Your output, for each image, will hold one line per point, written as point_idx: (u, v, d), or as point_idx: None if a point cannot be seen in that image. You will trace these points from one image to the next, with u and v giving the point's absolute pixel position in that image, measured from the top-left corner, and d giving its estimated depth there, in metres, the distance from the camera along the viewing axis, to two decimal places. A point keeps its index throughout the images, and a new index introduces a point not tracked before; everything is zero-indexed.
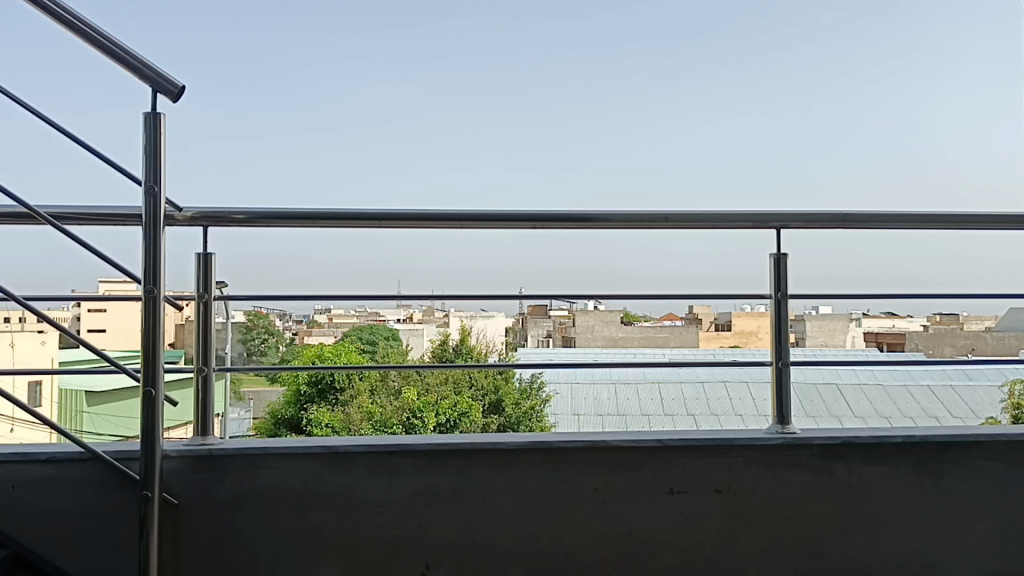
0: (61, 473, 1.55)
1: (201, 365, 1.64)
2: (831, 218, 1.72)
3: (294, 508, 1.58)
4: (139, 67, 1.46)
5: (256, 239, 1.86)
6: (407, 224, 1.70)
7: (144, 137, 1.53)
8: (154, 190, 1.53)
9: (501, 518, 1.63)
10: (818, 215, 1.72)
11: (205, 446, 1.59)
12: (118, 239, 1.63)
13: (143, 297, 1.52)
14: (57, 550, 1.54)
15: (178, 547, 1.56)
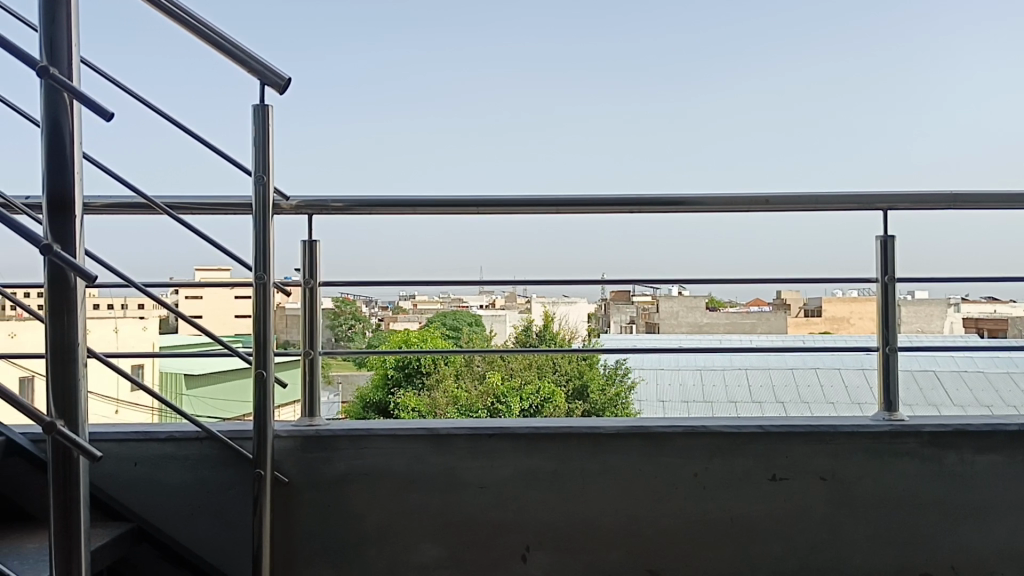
0: (180, 451, 1.63)
1: (309, 348, 1.72)
2: (941, 199, 1.67)
3: (398, 488, 1.63)
4: (248, 60, 1.49)
5: (354, 227, 1.90)
6: (505, 210, 1.72)
7: (254, 129, 1.59)
8: (263, 178, 1.59)
9: (600, 502, 1.64)
10: (928, 197, 1.66)
11: (313, 427, 1.64)
12: (228, 227, 1.70)
13: (255, 285, 1.58)
14: (177, 524, 1.62)
15: (290, 523, 1.62)
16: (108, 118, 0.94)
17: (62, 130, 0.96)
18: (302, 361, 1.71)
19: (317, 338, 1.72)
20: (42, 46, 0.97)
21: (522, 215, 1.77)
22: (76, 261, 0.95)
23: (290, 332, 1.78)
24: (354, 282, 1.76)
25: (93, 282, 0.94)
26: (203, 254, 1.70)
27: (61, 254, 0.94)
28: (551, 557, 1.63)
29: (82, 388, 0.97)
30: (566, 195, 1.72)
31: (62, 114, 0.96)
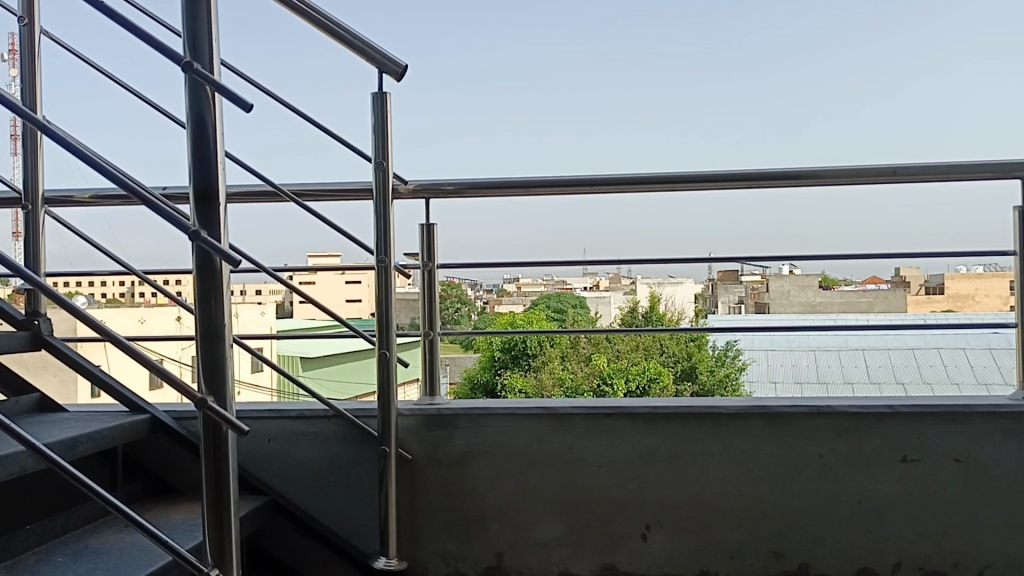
0: (309, 428, 1.70)
1: (428, 329, 1.76)
2: None
3: (518, 466, 1.65)
4: (366, 50, 1.52)
5: (468, 210, 1.93)
6: (621, 188, 1.72)
7: (373, 115, 1.62)
8: (383, 165, 1.63)
9: (721, 482, 1.62)
10: None
11: (434, 406, 1.68)
12: (349, 212, 1.76)
13: (377, 268, 1.62)
14: (308, 498, 1.70)
15: (414, 499, 1.67)
16: (248, 110, 0.99)
17: (205, 123, 1.01)
18: (423, 342, 1.75)
19: (435, 319, 1.76)
20: (186, 43, 1.02)
21: (637, 194, 1.76)
22: (221, 247, 1.00)
23: (410, 315, 1.83)
24: (470, 263, 1.80)
25: (237, 267, 0.99)
26: (326, 239, 1.77)
27: (207, 240, 0.99)
28: (671, 536, 1.63)
29: (230, 367, 1.02)
30: (682, 171, 1.71)
31: (205, 107, 1.01)
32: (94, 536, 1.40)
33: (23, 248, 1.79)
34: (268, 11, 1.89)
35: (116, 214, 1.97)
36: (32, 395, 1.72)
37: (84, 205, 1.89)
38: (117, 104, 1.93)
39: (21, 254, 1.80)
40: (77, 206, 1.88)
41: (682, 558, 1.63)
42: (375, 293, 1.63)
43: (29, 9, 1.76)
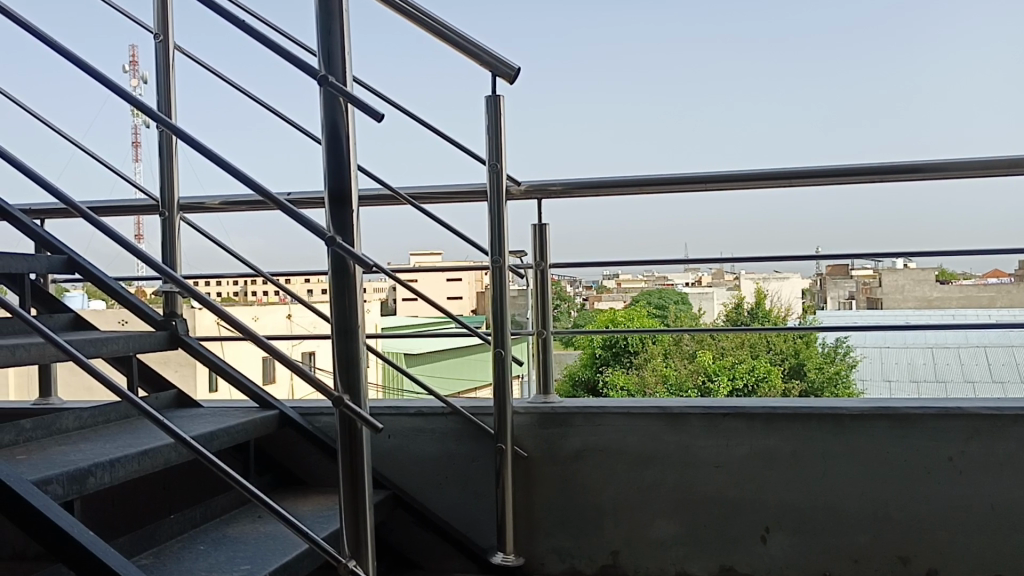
0: (427, 424, 1.75)
1: (540, 328, 1.78)
2: None
3: (634, 465, 1.66)
4: (480, 54, 1.54)
5: (577, 210, 1.94)
6: (735, 185, 1.70)
7: (487, 117, 1.65)
8: (497, 167, 1.65)
9: (844, 484, 1.59)
10: None
11: (549, 404, 1.70)
12: (464, 213, 1.81)
13: (491, 268, 1.65)
14: (427, 493, 1.75)
15: (531, 495, 1.70)
16: (380, 119, 1.04)
17: (338, 130, 1.06)
18: (535, 341, 1.78)
19: (548, 318, 1.78)
20: (320, 55, 1.07)
21: (751, 190, 1.73)
22: (354, 251, 1.04)
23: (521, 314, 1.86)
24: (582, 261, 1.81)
25: (371, 270, 1.04)
26: (441, 241, 1.81)
27: (342, 244, 1.04)
28: (793, 538, 1.60)
29: (362, 366, 1.07)
30: (799, 166, 1.68)
31: (339, 114, 1.05)
32: (232, 525, 1.48)
33: (160, 252, 1.91)
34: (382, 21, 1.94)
35: (242, 218, 2.07)
36: (170, 391, 1.83)
37: (215, 210, 1.98)
38: (242, 114, 2.03)
39: (160, 257, 1.92)
40: (208, 211, 1.98)
41: (804, 561, 1.60)
42: (489, 292, 1.66)
43: (164, 27, 1.87)
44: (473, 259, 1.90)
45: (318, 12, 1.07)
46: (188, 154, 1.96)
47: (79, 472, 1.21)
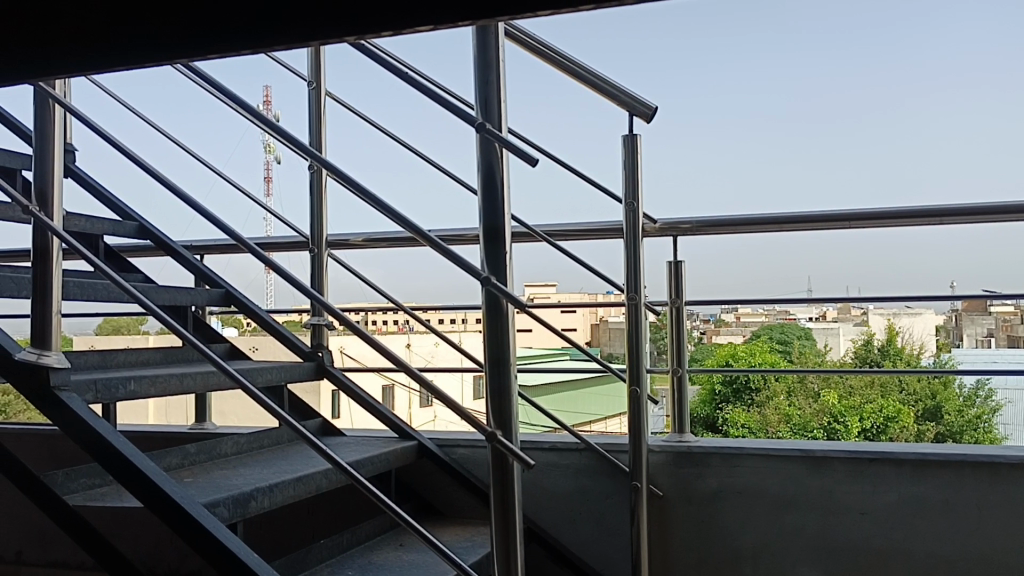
0: (562, 459, 1.76)
1: (675, 366, 1.76)
2: None
3: (773, 509, 1.63)
4: (617, 93, 1.53)
5: (714, 247, 1.93)
6: (879, 223, 1.64)
7: (624, 156, 1.64)
8: (634, 205, 1.64)
9: (1001, 537, 1.51)
10: None
11: (685, 443, 1.69)
12: (600, 250, 1.82)
13: (627, 304, 1.65)
14: (561, 529, 1.76)
15: (666, 534, 1.69)
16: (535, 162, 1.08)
17: (495, 175, 1.09)
18: (671, 380, 1.76)
19: (683, 357, 1.76)
20: (478, 103, 1.12)
21: (898, 228, 1.67)
22: (508, 290, 1.09)
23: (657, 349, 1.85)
24: (720, 299, 1.80)
25: (523, 309, 1.07)
26: (575, 279, 1.83)
27: (497, 285, 1.08)
28: None
29: (513, 400, 1.10)
30: (950, 204, 1.62)
31: (494, 160, 1.09)
32: (376, 552, 1.52)
33: (309, 280, 2.03)
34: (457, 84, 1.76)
35: (382, 255, 2.15)
36: (315, 419, 1.92)
37: (358, 247, 2.06)
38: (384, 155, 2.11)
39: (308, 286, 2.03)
40: (352, 247, 2.06)
41: None
42: (625, 329, 1.65)
43: (317, 74, 2.00)
44: (609, 295, 1.91)
45: (476, 63, 1.11)
46: (336, 192, 2.06)
47: (242, 495, 1.28)
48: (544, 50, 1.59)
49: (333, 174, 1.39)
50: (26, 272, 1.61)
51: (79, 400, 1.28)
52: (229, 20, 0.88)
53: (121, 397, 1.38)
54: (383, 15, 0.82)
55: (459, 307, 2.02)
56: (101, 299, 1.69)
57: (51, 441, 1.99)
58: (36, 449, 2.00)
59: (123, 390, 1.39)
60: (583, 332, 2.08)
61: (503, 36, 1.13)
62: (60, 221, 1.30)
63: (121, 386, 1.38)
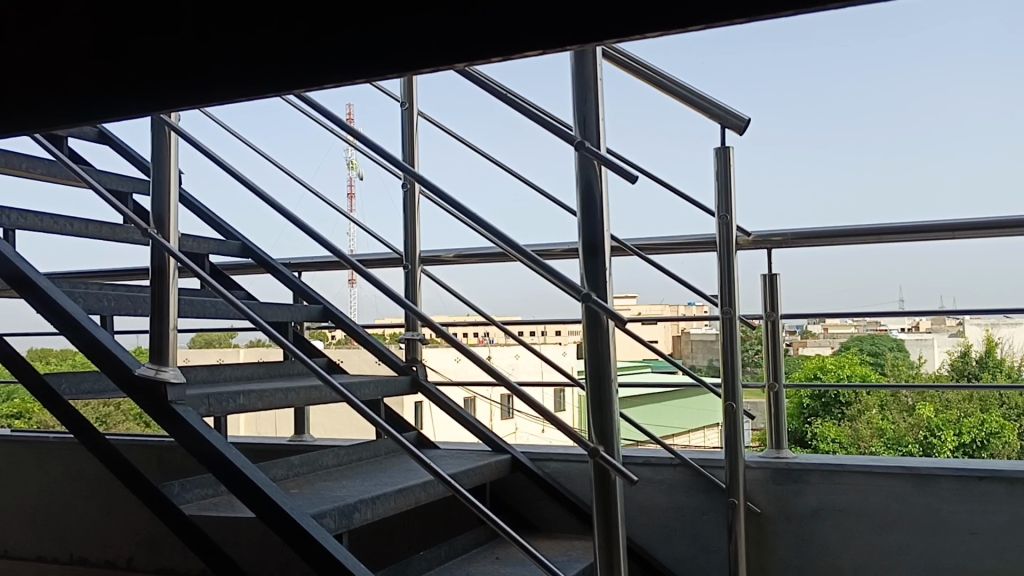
0: (656, 474, 1.75)
1: (772, 381, 1.72)
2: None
3: (876, 527, 1.59)
4: (708, 107, 1.53)
5: (808, 259, 1.89)
6: (986, 231, 1.59)
7: (716, 168, 1.63)
8: (727, 218, 1.62)
9: None
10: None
11: (783, 459, 1.67)
12: (693, 262, 1.81)
13: (721, 319, 1.63)
14: (656, 544, 1.75)
15: (765, 553, 1.67)
16: (633, 179, 1.09)
17: (593, 190, 1.10)
18: (767, 395, 1.72)
19: (780, 370, 1.71)
20: (576, 122, 1.13)
21: (1006, 237, 1.61)
22: (607, 306, 1.08)
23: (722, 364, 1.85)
24: (817, 311, 1.76)
25: (623, 325, 1.07)
26: (666, 292, 1.81)
27: (597, 300, 1.08)
28: None
29: (614, 413, 1.10)
30: None
31: (593, 177, 1.10)
32: (473, 564, 1.53)
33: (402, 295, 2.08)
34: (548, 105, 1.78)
35: (472, 271, 2.18)
36: (411, 433, 1.95)
37: (450, 263, 2.11)
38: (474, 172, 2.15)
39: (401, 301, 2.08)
40: (443, 263, 2.12)
41: None
42: (719, 343, 1.63)
43: (409, 94, 2.06)
44: (697, 310, 1.88)
45: (574, 84, 1.13)
46: (429, 209, 2.10)
47: (347, 507, 1.32)
48: (634, 65, 1.60)
49: (427, 189, 1.43)
50: (141, 291, 1.69)
51: (194, 414, 1.33)
52: (344, 49, 0.93)
53: (231, 411, 1.44)
54: (491, 38, 0.84)
55: (550, 321, 2.02)
56: (209, 317, 1.76)
57: (162, 452, 2.09)
58: (149, 459, 2.10)
59: (234, 404, 1.44)
60: (667, 343, 2.06)
61: (597, 54, 1.15)
62: (176, 242, 1.37)
63: (231, 400, 1.44)
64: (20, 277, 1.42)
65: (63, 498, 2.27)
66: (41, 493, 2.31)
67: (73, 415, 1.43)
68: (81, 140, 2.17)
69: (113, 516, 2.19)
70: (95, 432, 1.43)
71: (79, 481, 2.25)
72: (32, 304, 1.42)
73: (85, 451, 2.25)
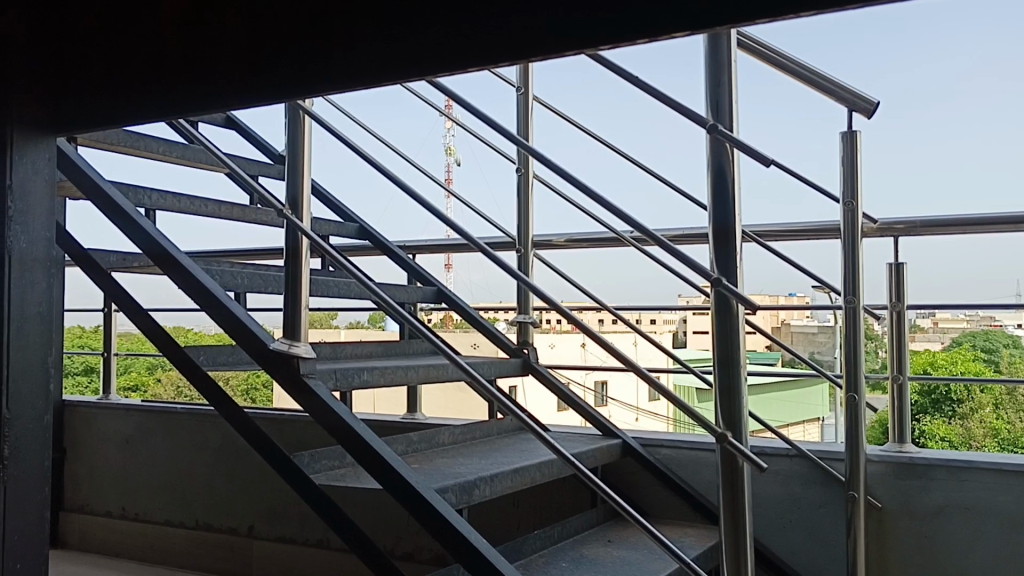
0: (771, 464, 1.73)
1: (896, 373, 1.66)
2: None
3: (1005, 527, 1.54)
4: (835, 89, 1.45)
5: (938, 249, 1.81)
6: None
7: (843, 153, 1.55)
8: (853, 205, 1.55)
9: None
10: None
11: (907, 454, 1.62)
12: (814, 251, 1.77)
13: (844, 310, 1.56)
14: (768, 534, 1.73)
15: (885, 547, 1.62)
16: (767, 160, 1.06)
17: (724, 172, 1.08)
18: (891, 389, 1.66)
19: (904, 364, 1.65)
20: (709, 107, 1.11)
21: None
22: (738, 292, 1.07)
23: (822, 350, 1.80)
24: (946, 302, 1.69)
25: (755, 310, 1.05)
26: (781, 277, 1.78)
27: (727, 285, 1.07)
28: None
29: (742, 401, 1.08)
30: None
31: (725, 159, 1.08)
32: (586, 546, 1.53)
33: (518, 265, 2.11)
34: (668, 85, 1.75)
35: (584, 256, 2.19)
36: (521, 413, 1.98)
37: (561, 247, 2.12)
38: (587, 154, 2.14)
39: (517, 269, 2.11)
40: (555, 248, 2.12)
41: None
42: (842, 335, 1.57)
43: (525, 79, 2.05)
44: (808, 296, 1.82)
45: (707, 67, 1.12)
46: (543, 193, 2.11)
47: (467, 483, 1.34)
48: (754, 45, 1.51)
49: (542, 162, 1.46)
50: (270, 270, 1.76)
51: (323, 388, 1.38)
52: (489, 37, 0.95)
53: (356, 386, 1.49)
54: (637, 24, 0.84)
55: (662, 307, 2.00)
56: (333, 296, 1.80)
57: (285, 424, 2.19)
58: (272, 431, 2.19)
59: (358, 379, 1.49)
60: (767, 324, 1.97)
61: (733, 37, 1.12)
62: (308, 223, 1.42)
63: (356, 376, 1.49)
64: (164, 255, 1.50)
65: (189, 466, 2.40)
66: (169, 460, 2.44)
67: (211, 386, 1.51)
68: (210, 125, 2.27)
69: (236, 484, 2.30)
70: (233, 405, 1.50)
71: (205, 451, 2.37)
72: (176, 282, 1.49)
73: (211, 423, 2.36)
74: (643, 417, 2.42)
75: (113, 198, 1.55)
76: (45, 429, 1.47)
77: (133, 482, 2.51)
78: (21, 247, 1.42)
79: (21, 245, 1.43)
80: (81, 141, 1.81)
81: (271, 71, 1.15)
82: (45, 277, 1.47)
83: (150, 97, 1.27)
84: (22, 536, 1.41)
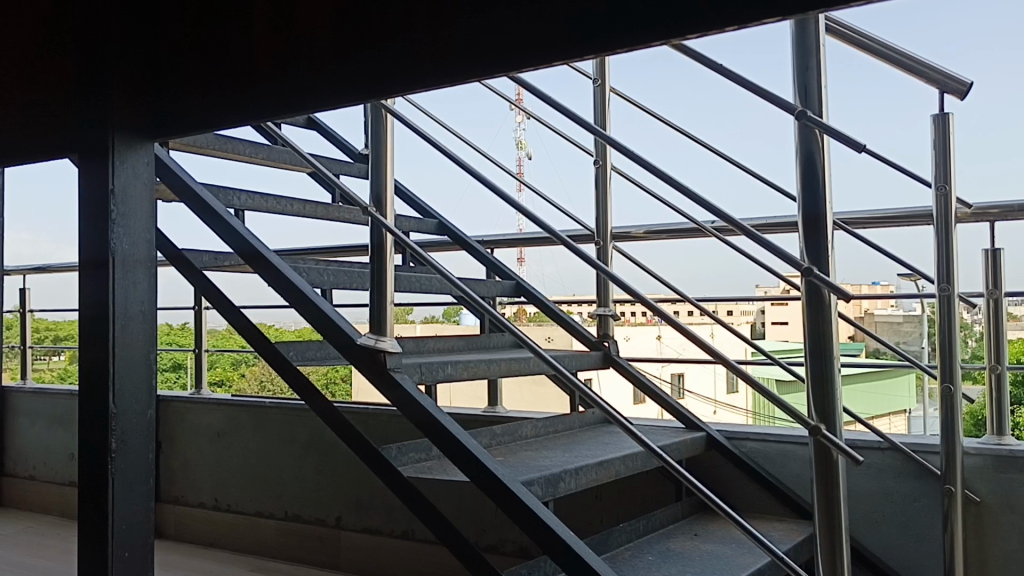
0: (862, 457, 1.69)
1: (993, 363, 1.60)
2: None
3: None
4: (925, 72, 1.39)
5: None
6: None
7: (935, 135, 1.50)
8: (945, 190, 1.49)
9: None
10: None
11: (1007, 446, 1.56)
12: (903, 236, 1.72)
13: (939, 297, 1.51)
14: (860, 529, 1.69)
15: (985, 543, 1.57)
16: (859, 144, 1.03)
17: (814, 159, 1.06)
18: (988, 378, 1.60)
19: (1002, 352, 1.59)
20: (797, 93, 1.09)
21: None
22: (830, 281, 1.04)
23: (912, 340, 1.75)
24: None
25: (848, 299, 1.03)
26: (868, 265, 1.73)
27: (819, 274, 1.05)
28: None
29: (835, 392, 1.06)
30: None
31: (814, 146, 1.06)
32: (673, 539, 1.52)
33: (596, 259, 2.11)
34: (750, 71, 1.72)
35: (664, 248, 2.17)
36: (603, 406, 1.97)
37: (639, 239, 2.14)
38: (665, 145, 2.12)
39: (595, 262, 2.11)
40: (634, 240, 2.14)
41: None
42: (936, 323, 1.52)
43: (602, 72, 2.05)
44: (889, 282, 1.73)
45: (794, 52, 1.09)
46: (622, 185, 2.10)
47: (554, 476, 1.35)
48: (842, 30, 1.47)
49: (622, 152, 1.45)
50: (355, 266, 1.79)
51: (409, 381, 1.40)
52: (576, 29, 0.95)
53: (440, 379, 1.51)
54: (729, 11, 0.83)
55: (743, 298, 1.97)
56: (415, 291, 1.83)
57: (370, 417, 2.23)
58: (357, 425, 2.24)
59: (442, 373, 1.51)
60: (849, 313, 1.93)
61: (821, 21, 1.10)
62: (392, 220, 1.44)
63: (441, 369, 1.51)
64: (255, 255, 1.54)
65: (279, 459, 2.46)
66: (259, 453, 2.51)
67: (302, 380, 1.55)
68: (293, 126, 2.32)
69: (324, 476, 2.36)
70: (323, 399, 1.53)
71: (293, 444, 2.43)
72: (267, 279, 1.53)
73: (300, 417, 2.42)
74: (721, 409, 2.38)
75: (207, 200, 1.60)
76: (149, 423, 1.53)
77: (225, 475, 2.59)
78: (124, 247, 1.48)
79: (123, 246, 1.49)
80: (174, 145, 1.87)
81: (357, 70, 1.18)
82: (146, 276, 1.53)
83: (240, 100, 1.31)
84: (128, 526, 1.47)
